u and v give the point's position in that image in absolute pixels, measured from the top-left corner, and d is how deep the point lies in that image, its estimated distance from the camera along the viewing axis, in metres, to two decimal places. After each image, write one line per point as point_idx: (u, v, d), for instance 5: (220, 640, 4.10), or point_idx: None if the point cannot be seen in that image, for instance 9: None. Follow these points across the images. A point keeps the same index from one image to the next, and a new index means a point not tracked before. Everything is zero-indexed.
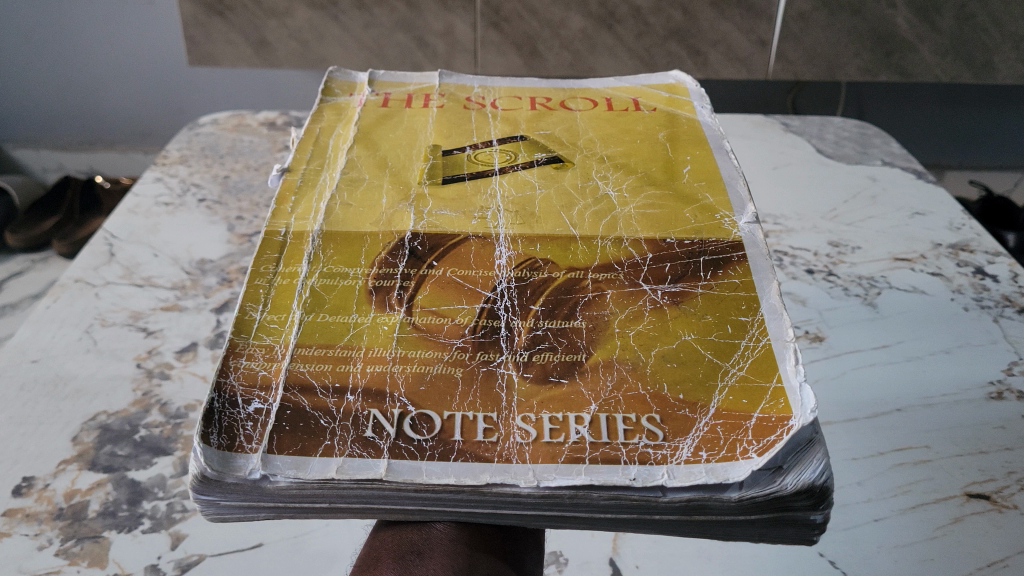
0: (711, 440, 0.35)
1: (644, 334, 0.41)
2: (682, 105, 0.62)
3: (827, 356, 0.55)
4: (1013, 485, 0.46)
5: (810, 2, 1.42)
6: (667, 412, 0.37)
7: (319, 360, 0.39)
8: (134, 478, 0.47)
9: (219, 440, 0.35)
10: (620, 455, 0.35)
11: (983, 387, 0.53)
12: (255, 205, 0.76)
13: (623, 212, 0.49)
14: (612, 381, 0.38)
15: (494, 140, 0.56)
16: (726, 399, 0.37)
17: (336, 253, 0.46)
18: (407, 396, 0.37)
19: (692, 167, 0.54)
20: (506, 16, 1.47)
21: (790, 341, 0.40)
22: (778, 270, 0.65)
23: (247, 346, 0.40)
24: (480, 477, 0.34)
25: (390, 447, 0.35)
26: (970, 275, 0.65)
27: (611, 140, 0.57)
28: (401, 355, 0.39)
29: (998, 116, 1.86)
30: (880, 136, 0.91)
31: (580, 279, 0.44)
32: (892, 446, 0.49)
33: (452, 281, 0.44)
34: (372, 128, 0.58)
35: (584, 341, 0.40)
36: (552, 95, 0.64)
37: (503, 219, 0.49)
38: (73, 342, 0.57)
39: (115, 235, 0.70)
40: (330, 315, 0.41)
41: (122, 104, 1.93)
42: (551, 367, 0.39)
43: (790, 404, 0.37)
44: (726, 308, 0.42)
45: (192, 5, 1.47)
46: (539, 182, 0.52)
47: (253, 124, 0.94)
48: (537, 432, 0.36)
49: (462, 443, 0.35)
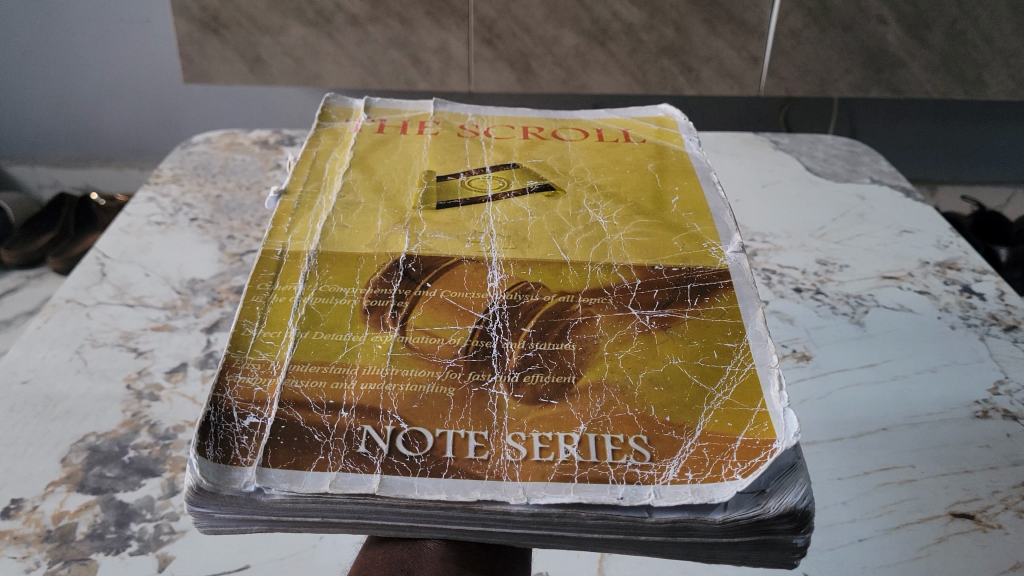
0: (697, 461, 0.35)
1: (632, 358, 0.41)
2: (672, 138, 0.62)
3: (814, 374, 0.56)
4: (998, 504, 0.46)
5: (802, 19, 1.43)
6: (654, 433, 0.37)
7: (314, 377, 0.39)
8: (123, 500, 0.47)
9: (215, 453, 0.35)
10: (608, 473, 0.35)
11: (969, 406, 0.53)
12: (247, 223, 0.77)
13: (612, 239, 0.50)
14: (601, 403, 0.38)
15: (487, 167, 0.57)
16: (713, 422, 0.37)
17: (332, 273, 0.46)
18: (400, 414, 0.37)
19: (680, 198, 0.54)
20: (499, 32, 1.48)
21: (774, 366, 0.40)
22: (767, 288, 0.65)
23: (243, 361, 0.40)
24: (470, 492, 0.34)
25: (383, 464, 0.35)
26: (957, 293, 0.65)
27: (602, 169, 0.57)
28: (394, 372, 0.39)
29: (990, 131, 1.87)
30: (870, 154, 0.92)
31: (571, 303, 0.44)
32: (877, 466, 0.49)
33: (446, 302, 0.44)
34: (368, 152, 0.59)
35: (574, 363, 0.41)
36: (544, 124, 0.64)
37: (495, 243, 0.49)
38: (63, 363, 0.57)
39: (106, 255, 0.71)
40: (324, 333, 0.42)
41: (119, 121, 1.93)
42: (541, 388, 0.39)
43: (773, 428, 0.37)
44: (712, 334, 0.43)
45: (187, 23, 1.48)
46: (531, 209, 0.52)
47: (246, 142, 0.95)
48: (527, 450, 0.36)
49: (454, 461, 0.35)
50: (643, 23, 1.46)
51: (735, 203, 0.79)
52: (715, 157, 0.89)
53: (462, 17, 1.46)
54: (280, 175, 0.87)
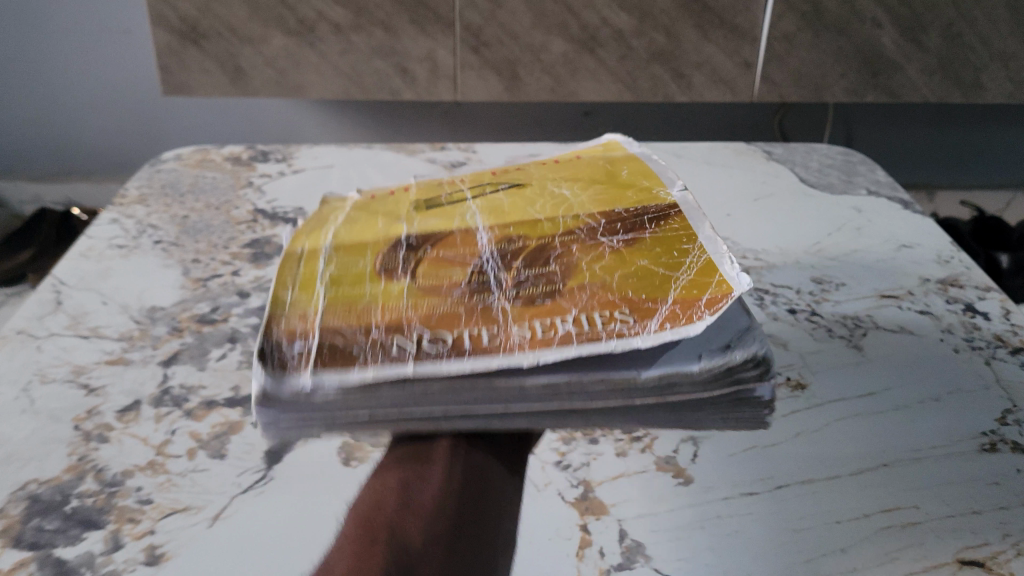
0: (673, 315, 0.42)
1: (605, 265, 0.47)
2: (617, 147, 0.64)
3: (810, 406, 0.52)
4: (1009, 551, 0.42)
5: (795, 23, 1.40)
6: (633, 305, 0.43)
7: (347, 313, 0.45)
8: (61, 556, 0.43)
9: (273, 367, 0.41)
10: (600, 334, 0.41)
11: (975, 438, 0.49)
12: (213, 245, 0.73)
13: (577, 203, 0.55)
14: (586, 295, 0.44)
15: (466, 186, 0.62)
16: (681, 290, 0.43)
17: (348, 256, 0.52)
18: (424, 325, 0.43)
19: (631, 171, 0.59)
20: (486, 40, 1.44)
21: (725, 252, 0.46)
22: (758, 310, 0.62)
23: (284, 312, 0.46)
24: (489, 362, 0.40)
25: (416, 354, 0.41)
26: (960, 313, 0.62)
27: (563, 171, 0.61)
28: (415, 302, 0.46)
29: (987, 134, 1.84)
30: (866, 163, 0.89)
31: (550, 242, 0.50)
32: (879, 507, 0.45)
33: (446, 260, 0.50)
34: (367, 204, 0.63)
35: (559, 277, 0.46)
36: (505, 169, 0.66)
37: (481, 219, 0.55)
38: (8, 402, 0.53)
39: (63, 282, 0.67)
40: (350, 287, 0.48)
41: (101, 135, 1.89)
42: (536, 295, 0.45)
43: (730, 283, 0.43)
44: (671, 242, 0.48)
45: (167, 34, 1.44)
46: (508, 197, 0.58)
47: (218, 158, 0.91)
48: (532, 331, 0.42)
49: (473, 347, 0.41)
50: (633, 29, 1.43)
51: (727, 219, 0.76)
52: (705, 172, 0.86)
53: (448, 25, 1.43)
54: (251, 193, 0.83)
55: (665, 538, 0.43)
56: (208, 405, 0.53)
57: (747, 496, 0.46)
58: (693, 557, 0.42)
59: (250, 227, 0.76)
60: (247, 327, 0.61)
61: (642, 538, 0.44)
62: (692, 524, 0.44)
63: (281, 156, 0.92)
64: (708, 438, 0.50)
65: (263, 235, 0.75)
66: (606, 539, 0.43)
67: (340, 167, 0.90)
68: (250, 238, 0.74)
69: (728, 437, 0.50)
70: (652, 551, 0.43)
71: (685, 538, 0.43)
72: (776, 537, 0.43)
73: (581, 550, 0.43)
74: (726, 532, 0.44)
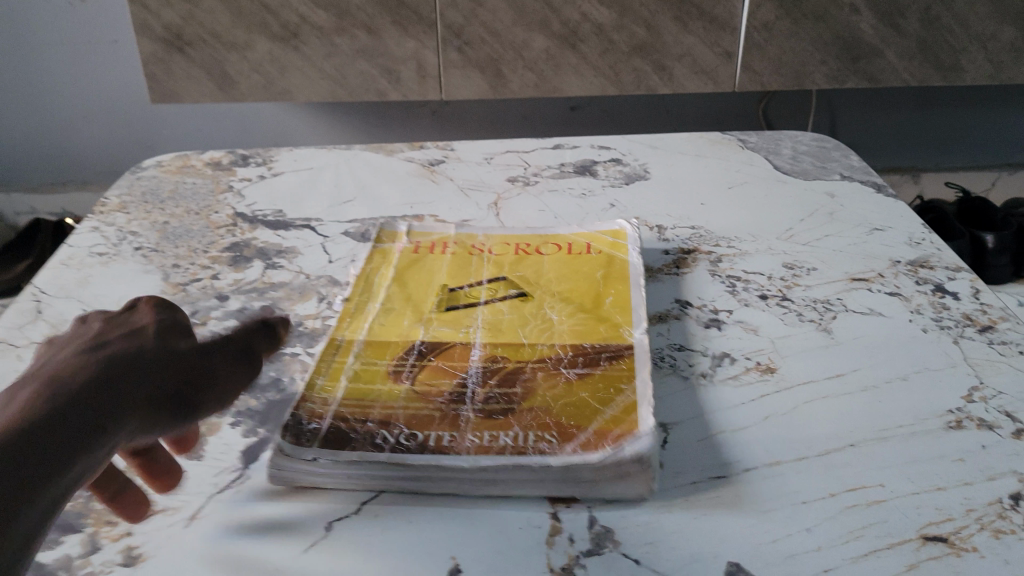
0: (585, 443, 0.47)
1: (555, 392, 0.51)
2: (621, 249, 0.68)
3: (778, 389, 0.53)
4: (973, 525, 0.43)
5: (774, 12, 1.41)
6: (562, 431, 0.48)
7: (352, 403, 0.51)
8: (40, 560, 0.43)
9: (288, 439, 0.48)
10: (526, 449, 0.47)
11: (941, 416, 0.50)
12: (193, 250, 0.74)
13: (559, 329, 0.58)
14: (530, 416, 0.49)
15: (484, 279, 0.64)
16: (604, 420, 0.48)
17: (371, 351, 0.56)
18: (406, 424, 0.49)
19: (614, 297, 0.61)
20: (468, 39, 1.45)
21: (649, 396, 0.50)
22: (730, 298, 0.63)
23: (312, 395, 0.52)
24: (439, 459, 0.46)
25: (391, 446, 0.47)
26: (930, 293, 0.62)
27: (564, 279, 0.64)
28: (406, 402, 0.51)
29: (971, 115, 1.84)
30: (841, 149, 0.89)
31: (522, 366, 0.54)
32: (844, 487, 0.46)
33: (441, 367, 0.54)
34: (406, 270, 0.67)
35: (517, 398, 0.51)
36: (533, 240, 0.70)
37: (479, 333, 0.58)
38: None
39: (43, 290, 0.67)
40: (363, 383, 0.53)
41: (90, 145, 1.90)
42: (494, 410, 0.50)
43: (637, 424, 0.48)
44: (611, 380, 0.52)
45: (151, 43, 1.45)
46: (509, 310, 0.60)
47: (198, 164, 0.92)
48: (481, 440, 0.48)
49: (434, 446, 0.47)
50: (614, 23, 1.43)
51: (701, 209, 0.77)
52: (682, 164, 0.87)
53: (429, 25, 1.44)
54: (231, 197, 0.84)
55: (633, 523, 0.44)
56: None
57: (715, 479, 0.46)
58: (662, 540, 0.43)
59: (229, 231, 0.77)
60: (225, 329, 0.62)
61: (612, 524, 0.44)
62: (660, 508, 0.45)
63: (261, 160, 0.93)
64: (677, 422, 0.51)
65: (242, 238, 0.76)
66: (576, 526, 0.44)
67: (320, 168, 0.90)
68: (230, 241, 0.75)
69: (698, 422, 0.51)
70: (621, 535, 0.43)
71: (654, 523, 0.44)
72: (743, 519, 0.44)
73: (551, 536, 0.44)
74: (693, 515, 0.44)
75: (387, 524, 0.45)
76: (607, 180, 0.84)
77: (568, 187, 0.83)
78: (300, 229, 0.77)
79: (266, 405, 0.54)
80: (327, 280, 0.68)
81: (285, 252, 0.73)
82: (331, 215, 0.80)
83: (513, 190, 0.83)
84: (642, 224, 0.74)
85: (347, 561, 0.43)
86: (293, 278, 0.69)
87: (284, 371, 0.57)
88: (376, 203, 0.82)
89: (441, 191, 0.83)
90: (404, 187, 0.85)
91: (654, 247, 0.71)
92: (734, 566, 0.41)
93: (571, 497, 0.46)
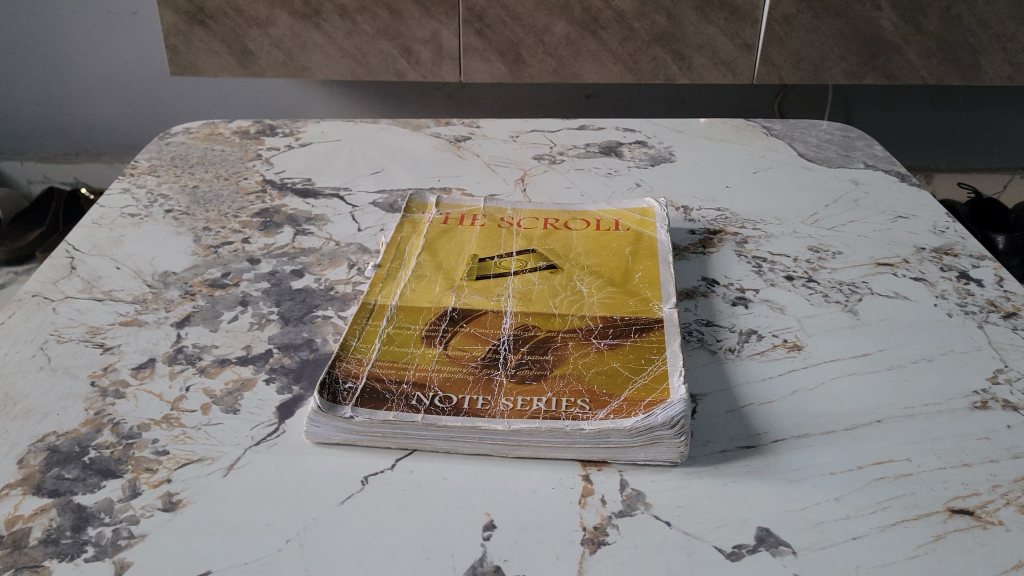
0: (617, 409, 0.48)
1: (584, 361, 0.52)
2: (649, 227, 0.68)
3: (805, 365, 0.54)
4: (998, 500, 0.43)
5: (796, 5, 1.41)
6: (595, 397, 0.49)
7: (387, 366, 0.52)
8: (81, 503, 0.44)
9: (325, 395, 0.49)
10: (559, 415, 0.47)
11: (967, 396, 0.51)
12: (223, 214, 0.75)
13: (589, 301, 0.59)
14: (562, 382, 0.50)
15: (514, 252, 0.65)
16: (636, 388, 0.49)
17: (404, 316, 0.57)
18: (441, 387, 0.50)
19: (643, 273, 0.62)
20: (489, 21, 1.45)
21: (681, 367, 0.51)
22: (757, 277, 0.64)
23: (347, 355, 0.53)
24: (475, 421, 0.47)
25: (427, 408, 0.48)
26: (954, 280, 0.63)
27: (593, 255, 0.65)
28: (439, 366, 0.52)
29: (986, 117, 1.85)
30: (863, 139, 0.90)
31: (553, 335, 0.55)
32: (872, 459, 0.46)
33: (472, 334, 0.55)
34: (435, 239, 0.67)
35: (549, 364, 0.52)
36: (559, 216, 0.71)
37: (510, 301, 0.59)
38: (26, 360, 0.55)
39: (76, 249, 0.68)
40: (400, 346, 0.54)
41: (105, 117, 1.90)
42: (527, 375, 0.51)
43: (668, 391, 0.48)
44: (643, 350, 0.53)
45: (173, 15, 1.46)
46: (539, 281, 0.61)
47: (226, 132, 0.93)
48: (514, 404, 0.49)
49: (468, 408, 0.48)
50: (636, 11, 1.44)
51: (726, 192, 0.78)
52: (706, 148, 0.88)
53: (452, 6, 1.44)
54: (259, 165, 0.85)
55: (663, 487, 0.45)
56: (221, 362, 0.55)
57: (745, 449, 0.47)
58: (691, 504, 0.44)
59: (258, 198, 0.78)
60: (257, 291, 0.63)
61: (643, 487, 0.45)
62: (691, 473, 0.46)
63: (288, 131, 0.94)
64: (706, 394, 0.51)
65: (272, 205, 0.76)
66: (608, 488, 0.45)
67: (347, 141, 0.91)
68: (260, 208, 0.76)
69: (726, 394, 0.51)
70: (652, 498, 0.44)
71: (685, 487, 0.45)
72: (773, 486, 0.45)
73: (584, 497, 0.44)
74: (722, 481, 0.45)
75: (421, 480, 0.46)
76: (632, 161, 0.85)
77: (594, 167, 0.84)
78: (328, 199, 0.78)
79: (300, 363, 0.55)
80: (357, 247, 0.69)
81: (315, 220, 0.74)
82: (359, 186, 0.80)
83: (539, 167, 0.84)
84: (669, 204, 0.75)
85: (384, 514, 0.43)
86: (323, 244, 0.70)
87: (317, 332, 0.58)
88: (402, 176, 0.83)
89: (466, 166, 0.84)
90: (431, 161, 0.86)
91: (680, 227, 0.72)
92: (764, 531, 0.42)
93: (603, 460, 0.47)
